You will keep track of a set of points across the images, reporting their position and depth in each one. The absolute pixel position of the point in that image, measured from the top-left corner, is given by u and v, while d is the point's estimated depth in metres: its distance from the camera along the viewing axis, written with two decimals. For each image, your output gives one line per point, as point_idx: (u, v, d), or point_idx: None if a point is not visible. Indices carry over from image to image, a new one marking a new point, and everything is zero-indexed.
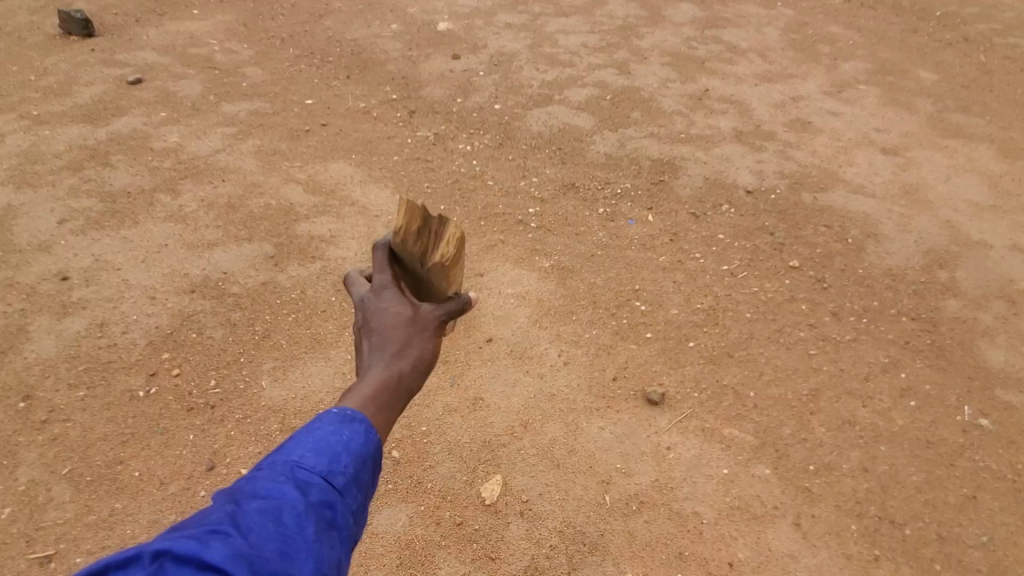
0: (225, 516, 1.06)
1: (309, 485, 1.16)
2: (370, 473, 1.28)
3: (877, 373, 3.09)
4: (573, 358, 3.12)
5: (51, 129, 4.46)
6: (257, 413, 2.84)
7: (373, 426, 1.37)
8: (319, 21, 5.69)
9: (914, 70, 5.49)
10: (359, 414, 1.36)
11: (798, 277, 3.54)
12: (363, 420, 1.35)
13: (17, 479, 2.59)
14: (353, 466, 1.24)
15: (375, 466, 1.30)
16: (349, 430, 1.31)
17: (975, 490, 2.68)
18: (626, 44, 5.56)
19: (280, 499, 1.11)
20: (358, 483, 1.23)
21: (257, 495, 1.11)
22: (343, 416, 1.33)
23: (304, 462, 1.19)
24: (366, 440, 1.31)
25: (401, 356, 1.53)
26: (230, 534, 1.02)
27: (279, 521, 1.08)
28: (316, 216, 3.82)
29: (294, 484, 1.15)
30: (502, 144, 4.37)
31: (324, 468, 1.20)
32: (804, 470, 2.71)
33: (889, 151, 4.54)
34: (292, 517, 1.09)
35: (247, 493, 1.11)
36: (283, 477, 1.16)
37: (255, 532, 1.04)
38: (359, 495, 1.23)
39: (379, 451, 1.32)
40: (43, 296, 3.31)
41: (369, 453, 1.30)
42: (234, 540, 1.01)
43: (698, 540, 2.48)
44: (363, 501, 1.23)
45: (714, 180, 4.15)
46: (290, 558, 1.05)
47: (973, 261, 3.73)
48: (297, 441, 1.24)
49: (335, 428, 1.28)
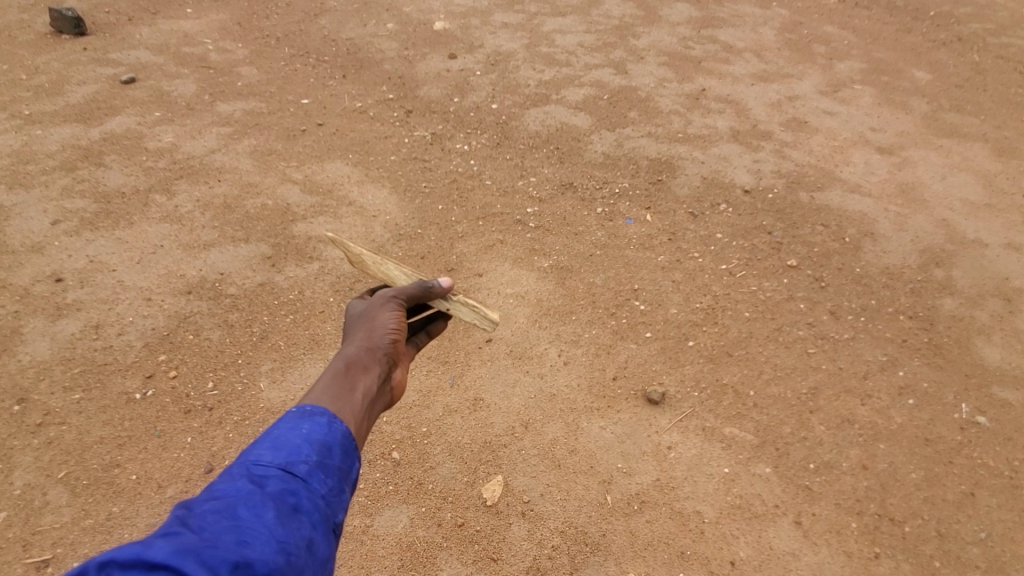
0: (176, 518, 1.06)
1: (267, 478, 1.17)
2: (338, 459, 1.30)
3: (875, 372, 3.10)
4: (573, 357, 3.11)
5: (44, 128, 4.41)
6: (255, 415, 2.82)
7: (334, 416, 1.40)
8: (314, 20, 5.66)
9: (908, 70, 5.52)
10: (319, 408, 1.40)
11: (796, 276, 3.55)
12: (324, 411, 1.39)
13: (12, 483, 2.55)
14: (316, 453, 1.27)
15: (344, 451, 1.32)
16: (308, 422, 1.33)
17: (973, 486, 2.70)
18: (622, 43, 5.57)
19: (238, 496, 1.12)
20: (323, 469, 1.25)
21: (212, 497, 1.11)
22: (303, 412, 1.37)
23: (261, 459, 1.21)
24: (329, 428, 1.34)
25: (357, 338, 1.69)
26: (181, 533, 1.02)
27: (234, 516, 1.08)
28: (313, 217, 3.79)
29: (249, 479, 1.16)
30: (500, 144, 4.36)
31: (282, 459, 1.22)
32: (804, 468, 2.72)
33: (885, 150, 4.56)
34: (248, 509, 1.10)
35: (201, 498, 1.11)
36: (239, 477, 1.17)
37: (209, 528, 1.05)
38: (327, 480, 1.24)
39: (345, 437, 1.35)
40: (37, 298, 3.27)
41: (334, 440, 1.32)
42: (185, 537, 1.01)
43: (699, 539, 2.48)
44: (332, 486, 1.24)
45: (712, 179, 4.16)
46: (250, 546, 1.05)
47: (968, 259, 3.76)
48: (255, 444, 1.27)
49: (293, 424, 1.31)
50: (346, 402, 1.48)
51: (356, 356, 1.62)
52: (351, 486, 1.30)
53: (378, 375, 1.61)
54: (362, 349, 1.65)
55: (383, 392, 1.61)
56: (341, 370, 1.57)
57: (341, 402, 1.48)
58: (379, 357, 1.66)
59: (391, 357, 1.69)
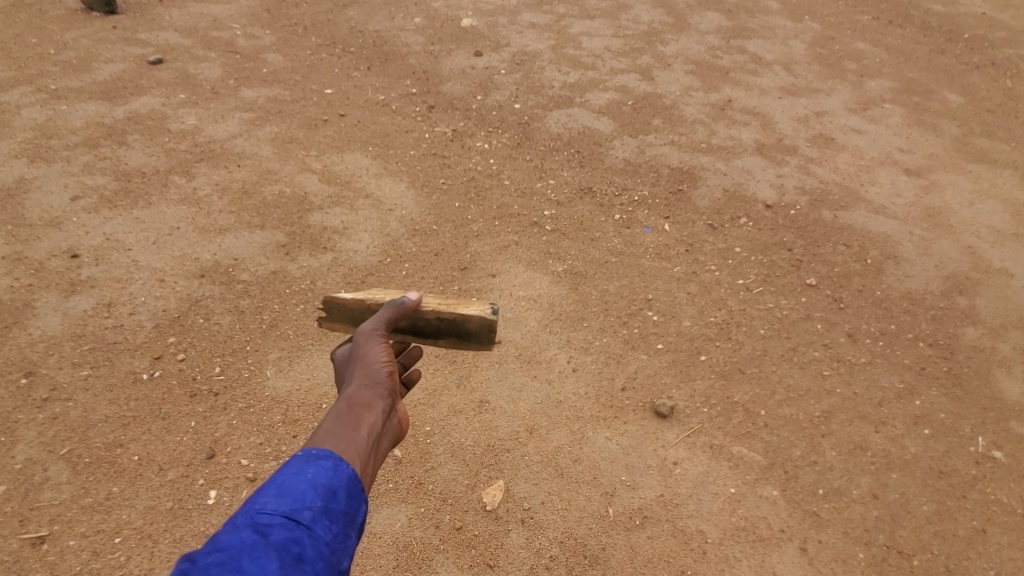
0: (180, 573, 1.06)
1: (271, 527, 1.16)
2: (344, 503, 1.27)
3: (891, 399, 3.02)
4: (582, 364, 3.07)
5: (69, 104, 4.45)
6: (260, 404, 2.81)
7: (340, 459, 1.37)
8: (342, 11, 5.66)
9: (940, 92, 5.40)
10: (324, 452, 1.36)
11: (814, 295, 3.47)
12: (329, 453, 1.36)
13: (14, 457, 2.56)
14: (321, 498, 1.24)
15: (349, 494, 1.29)
16: (314, 465, 1.30)
17: (985, 523, 2.61)
18: (649, 49, 5.51)
19: (241, 546, 1.11)
20: (328, 514, 1.22)
21: (216, 548, 1.11)
22: (309, 455, 1.34)
23: (266, 507, 1.19)
24: (335, 471, 1.31)
25: (355, 377, 1.63)
26: None
27: (237, 568, 1.08)
28: (329, 207, 3.79)
29: (253, 529, 1.14)
30: (520, 144, 4.32)
31: (286, 507, 1.19)
32: (813, 494, 2.65)
33: (912, 172, 4.46)
34: (252, 561, 1.09)
35: (205, 550, 1.11)
36: (243, 526, 1.15)
37: None
38: (332, 526, 1.22)
39: (351, 480, 1.32)
40: (52, 273, 3.29)
41: (339, 483, 1.29)
42: None
43: (700, 559, 2.43)
44: (336, 532, 1.22)
45: (733, 192, 4.09)
46: None
47: (993, 289, 3.65)
48: (260, 491, 1.24)
49: (299, 468, 1.28)
50: (351, 443, 1.44)
51: (355, 395, 1.57)
52: (355, 530, 1.27)
53: (382, 411, 1.57)
54: (361, 387, 1.60)
55: (388, 428, 1.57)
56: (344, 412, 1.52)
57: (346, 442, 1.43)
58: (380, 393, 1.60)
59: (392, 391, 1.63)
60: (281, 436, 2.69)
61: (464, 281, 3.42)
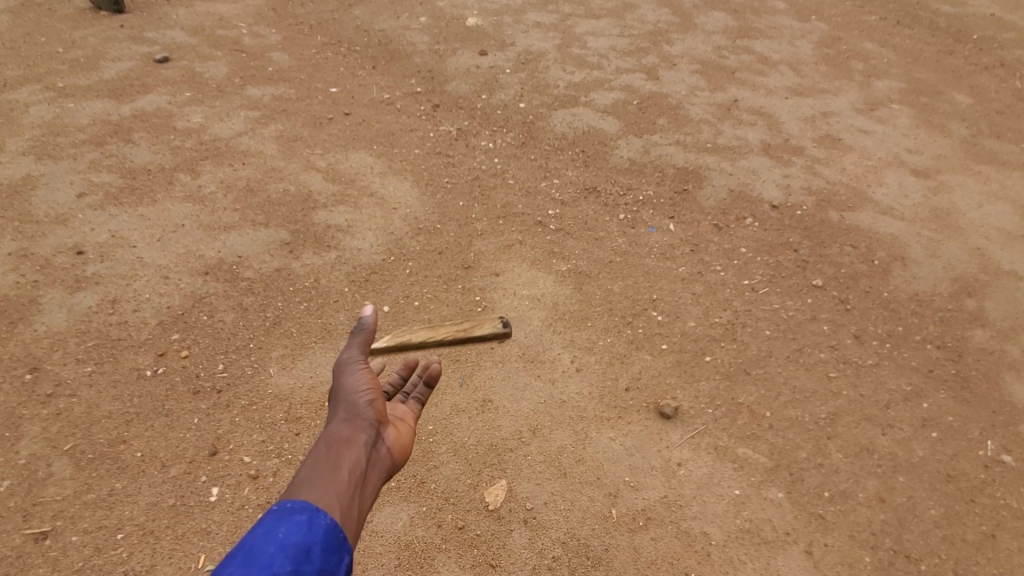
0: None
1: None
2: (317, 562, 1.28)
3: (899, 402, 2.99)
4: (586, 365, 3.05)
5: (76, 102, 4.46)
6: (262, 401, 2.80)
7: (317, 512, 1.40)
8: (348, 10, 5.66)
9: (948, 93, 5.34)
10: (300, 506, 1.39)
11: (820, 297, 3.45)
12: (304, 507, 1.39)
13: (18, 452, 2.57)
14: (292, 561, 1.25)
15: (323, 550, 1.32)
16: (285, 524, 1.32)
17: (994, 528, 2.58)
18: (655, 49, 5.49)
19: None
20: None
21: None
22: (282, 512, 1.36)
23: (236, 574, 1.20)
24: (309, 526, 1.34)
25: (337, 414, 1.75)
26: None
27: None
28: (333, 205, 3.78)
29: None
30: (525, 143, 4.32)
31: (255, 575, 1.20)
32: (818, 497, 2.62)
33: (920, 173, 4.42)
34: None
35: None
36: None
37: None
38: None
39: (325, 534, 1.35)
40: (57, 269, 3.30)
41: (312, 542, 1.31)
42: None
43: (704, 562, 2.41)
44: None
45: (739, 193, 4.07)
46: None
47: (1003, 291, 3.60)
48: (233, 555, 1.26)
49: (271, 529, 1.30)
50: (332, 485, 1.50)
51: (337, 432, 1.67)
52: None
53: (363, 443, 1.68)
54: (341, 424, 1.71)
55: (374, 459, 1.67)
56: (325, 450, 1.61)
57: (327, 485, 1.49)
58: (362, 426, 1.72)
59: (374, 422, 1.75)
60: (283, 434, 2.69)
61: (467, 280, 3.42)
